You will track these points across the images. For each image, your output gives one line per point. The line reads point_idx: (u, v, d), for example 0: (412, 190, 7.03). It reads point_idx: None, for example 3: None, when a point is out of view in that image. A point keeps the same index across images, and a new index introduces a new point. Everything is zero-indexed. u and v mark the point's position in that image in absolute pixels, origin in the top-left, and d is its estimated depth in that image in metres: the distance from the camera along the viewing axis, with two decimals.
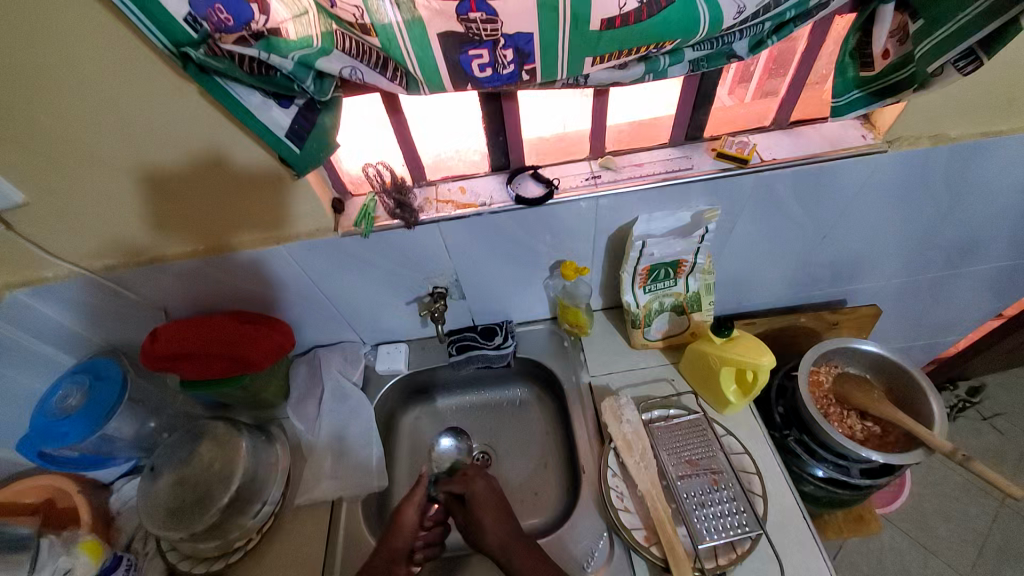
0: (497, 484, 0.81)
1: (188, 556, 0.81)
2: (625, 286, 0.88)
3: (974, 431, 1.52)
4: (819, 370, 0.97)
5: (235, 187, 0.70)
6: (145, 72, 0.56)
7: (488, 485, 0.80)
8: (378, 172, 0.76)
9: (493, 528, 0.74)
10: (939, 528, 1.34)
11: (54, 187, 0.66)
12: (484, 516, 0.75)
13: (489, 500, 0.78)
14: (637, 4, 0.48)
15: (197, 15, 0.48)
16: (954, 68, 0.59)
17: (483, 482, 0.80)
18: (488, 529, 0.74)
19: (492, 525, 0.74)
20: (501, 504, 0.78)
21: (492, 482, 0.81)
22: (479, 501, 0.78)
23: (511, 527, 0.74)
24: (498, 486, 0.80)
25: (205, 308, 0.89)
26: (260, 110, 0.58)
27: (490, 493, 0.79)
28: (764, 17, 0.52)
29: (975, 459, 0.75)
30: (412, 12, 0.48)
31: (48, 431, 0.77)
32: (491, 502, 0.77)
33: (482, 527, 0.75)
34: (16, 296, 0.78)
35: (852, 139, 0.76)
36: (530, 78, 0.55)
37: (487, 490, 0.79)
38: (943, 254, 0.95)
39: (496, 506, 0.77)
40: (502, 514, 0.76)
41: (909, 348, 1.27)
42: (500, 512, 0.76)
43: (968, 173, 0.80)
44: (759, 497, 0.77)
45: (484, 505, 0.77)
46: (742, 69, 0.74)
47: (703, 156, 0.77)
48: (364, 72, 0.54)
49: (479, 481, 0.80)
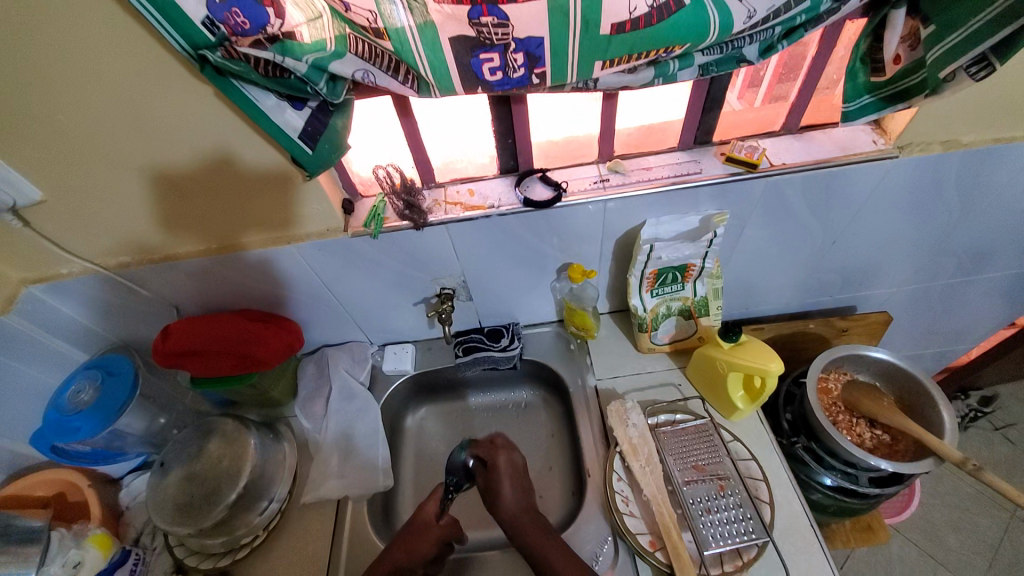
0: (520, 456, 0.81)
1: (196, 551, 0.82)
2: (632, 289, 0.88)
3: (986, 441, 1.49)
4: (828, 377, 0.96)
5: (247, 187, 0.71)
6: (161, 72, 0.57)
7: (511, 459, 0.79)
8: (388, 174, 0.77)
9: (510, 497, 0.75)
10: (950, 539, 1.32)
11: (71, 185, 0.68)
12: (503, 483, 0.76)
13: (510, 470, 0.78)
14: (648, 8, 0.49)
15: (215, 19, 0.49)
16: (967, 74, 0.59)
17: (515, 454, 0.80)
18: (494, 515, 0.75)
19: (509, 493, 0.75)
20: (519, 474, 0.78)
21: (517, 454, 0.81)
22: (500, 471, 0.78)
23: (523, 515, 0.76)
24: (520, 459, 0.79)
25: (216, 306, 0.90)
26: (274, 112, 0.59)
27: (511, 464, 0.79)
28: (775, 21, 0.52)
29: (987, 469, 0.74)
30: (424, 16, 0.49)
31: (61, 426, 0.78)
32: (516, 471, 0.78)
33: (500, 491, 0.76)
34: (32, 292, 0.80)
35: (863, 145, 0.75)
36: (540, 82, 0.56)
37: (509, 464, 0.79)
38: (955, 261, 0.94)
39: (517, 477, 0.78)
40: (520, 486, 0.77)
41: (920, 357, 1.25)
42: (519, 483, 0.77)
43: (980, 180, 0.79)
44: (767, 504, 0.77)
45: (505, 473, 0.77)
46: (752, 73, 0.74)
47: (711, 160, 0.77)
48: (375, 75, 0.55)
49: (504, 454, 0.79)
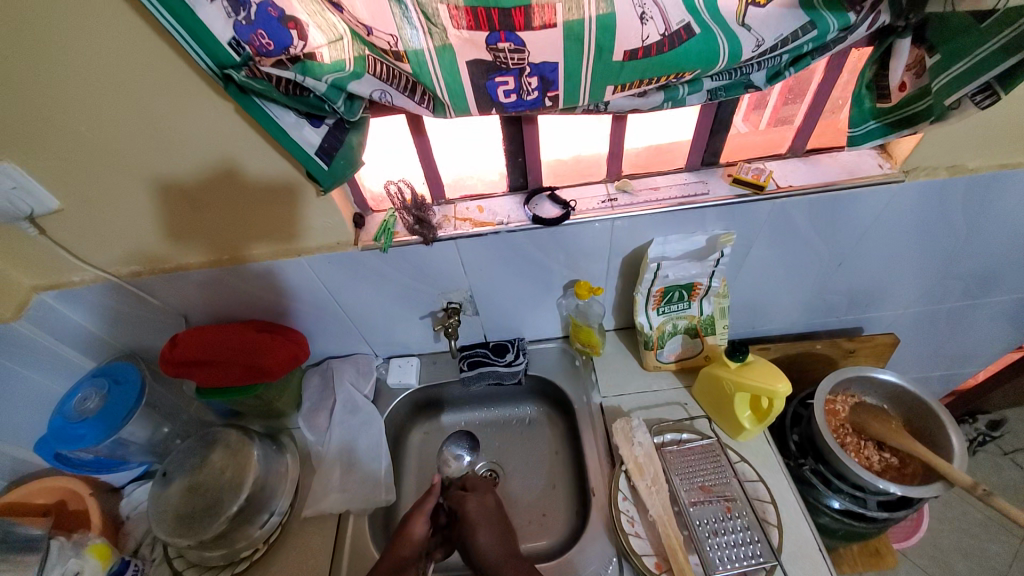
0: (491, 499, 0.83)
1: (195, 563, 0.81)
2: (638, 307, 0.88)
3: (994, 465, 1.48)
4: (835, 399, 0.96)
5: (258, 199, 0.73)
6: (180, 84, 0.59)
7: (481, 501, 0.82)
8: (399, 190, 0.78)
9: (488, 544, 0.75)
10: (959, 567, 1.29)
11: (89, 196, 0.69)
12: (477, 530, 0.77)
13: (481, 515, 0.79)
14: (660, 35, 0.50)
15: (241, 40, 0.50)
16: (972, 102, 0.60)
17: (487, 495, 0.84)
18: (480, 545, 0.75)
19: (485, 539, 0.75)
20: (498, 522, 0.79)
21: (489, 497, 0.83)
22: (472, 518, 0.79)
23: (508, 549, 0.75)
24: (489, 501, 0.82)
25: (224, 316, 0.91)
26: (293, 129, 0.60)
27: (482, 509, 0.81)
28: (782, 50, 0.54)
29: (996, 494, 0.73)
30: (443, 40, 0.50)
31: (65, 433, 0.79)
32: (489, 517, 0.79)
33: (475, 541, 0.76)
34: (43, 300, 0.81)
35: (869, 168, 0.76)
36: (552, 104, 0.57)
37: (479, 508, 0.81)
38: (960, 285, 0.94)
39: (490, 520, 0.79)
40: (496, 529, 0.78)
41: (926, 379, 1.24)
42: (495, 527, 0.78)
43: (986, 205, 0.80)
44: (774, 528, 0.76)
45: (477, 519, 0.79)
46: (757, 97, 0.75)
47: (718, 181, 0.78)
48: (393, 96, 0.56)
49: (473, 498, 0.82)
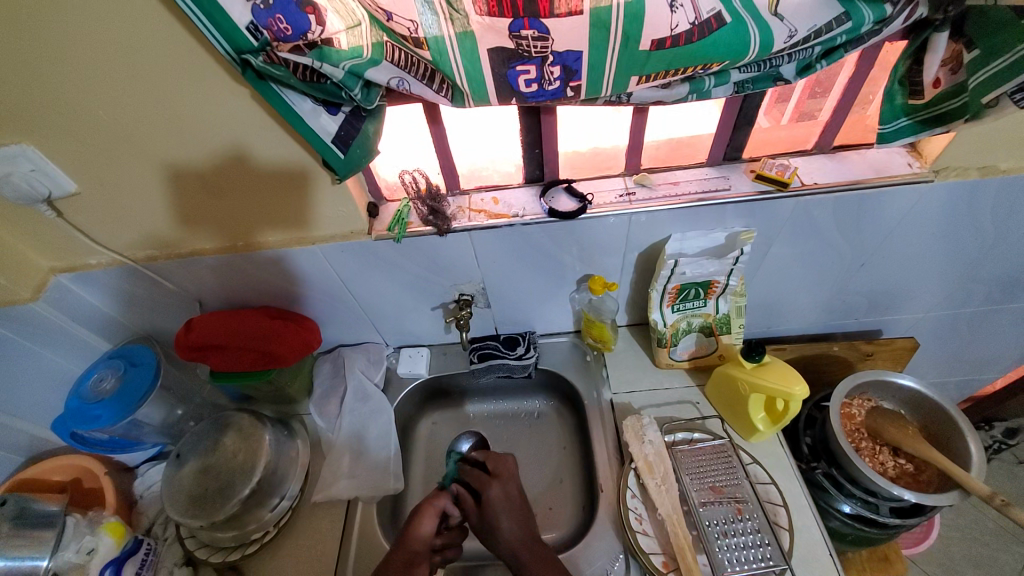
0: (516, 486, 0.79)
1: (206, 543, 0.82)
2: (653, 304, 0.87)
3: (1009, 474, 1.44)
4: (851, 402, 0.94)
5: (273, 185, 0.72)
6: (197, 68, 0.58)
7: (505, 490, 0.77)
8: (414, 179, 0.78)
9: (508, 530, 0.73)
10: (969, 575, 1.28)
11: (106, 179, 0.69)
12: (500, 517, 0.74)
13: (504, 502, 0.76)
14: (689, 25, 0.49)
15: (259, 24, 0.49)
16: (1011, 99, 0.57)
17: (500, 486, 0.78)
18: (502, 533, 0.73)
19: (509, 527, 0.73)
20: (519, 503, 0.76)
21: (513, 485, 0.79)
22: (495, 506, 0.75)
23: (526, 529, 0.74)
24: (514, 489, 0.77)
25: (237, 302, 0.91)
26: (309, 116, 0.59)
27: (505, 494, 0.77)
28: (815, 42, 0.52)
29: (1014, 506, 0.72)
30: (465, 27, 0.49)
31: (82, 414, 0.80)
32: (513, 501, 0.76)
33: (496, 527, 0.74)
34: (60, 281, 0.81)
35: (898, 167, 0.74)
36: (574, 94, 0.56)
37: (502, 495, 0.77)
38: (986, 290, 0.91)
39: (514, 509, 0.75)
40: (519, 517, 0.75)
41: (944, 384, 1.22)
42: (518, 513, 0.75)
43: (1019, 207, 0.77)
44: (785, 531, 0.75)
45: (501, 507, 0.75)
46: (780, 91, 0.72)
47: (740, 177, 0.76)
48: (411, 84, 0.55)
49: (495, 485, 0.77)
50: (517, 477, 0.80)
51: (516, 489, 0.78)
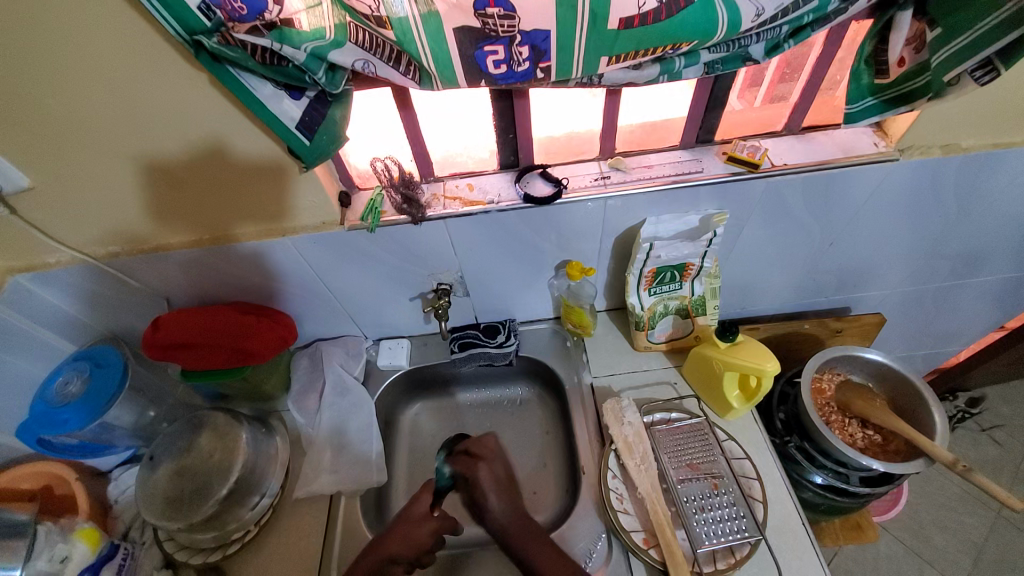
0: (503, 466, 0.77)
1: (185, 546, 0.80)
2: (630, 288, 0.88)
3: (972, 442, 1.51)
4: (822, 377, 0.97)
5: (240, 177, 0.70)
6: (150, 54, 0.55)
7: (492, 472, 0.75)
8: (386, 167, 0.75)
9: (498, 508, 0.73)
10: (935, 538, 1.34)
11: (59, 173, 0.66)
12: (488, 495, 0.74)
13: (492, 483, 0.74)
14: (657, 3, 0.48)
15: (211, 4, 0.47)
16: (971, 78, 0.59)
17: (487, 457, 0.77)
18: (491, 509, 0.73)
19: (497, 505, 0.73)
20: (506, 481, 0.75)
21: (499, 464, 0.77)
22: (482, 486, 0.74)
23: (514, 509, 0.73)
24: (502, 470, 0.76)
25: (207, 298, 0.89)
26: (271, 101, 0.57)
27: (492, 477, 0.75)
28: (782, 21, 0.52)
29: (976, 470, 0.75)
30: (429, 6, 0.48)
31: (47, 418, 0.77)
32: (500, 481, 0.75)
33: (486, 506, 0.73)
34: (17, 282, 0.78)
35: (864, 147, 0.75)
36: (544, 76, 0.55)
37: (490, 476, 0.75)
38: (948, 265, 0.95)
39: (502, 487, 0.75)
40: (507, 495, 0.74)
41: (910, 358, 1.26)
42: (504, 490, 0.75)
43: (977, 184, 0.79)
44: (759, 503, 0.77)
45: (488, 487, 0.74)
46: (752, 74, 0.73)
47: (713, 160, 0.77)
48: (377, 66, 0.53)
49: (484, 465, 0.76)
50: (501, 455, 0.78)
51: (501, 467, 0.77)
